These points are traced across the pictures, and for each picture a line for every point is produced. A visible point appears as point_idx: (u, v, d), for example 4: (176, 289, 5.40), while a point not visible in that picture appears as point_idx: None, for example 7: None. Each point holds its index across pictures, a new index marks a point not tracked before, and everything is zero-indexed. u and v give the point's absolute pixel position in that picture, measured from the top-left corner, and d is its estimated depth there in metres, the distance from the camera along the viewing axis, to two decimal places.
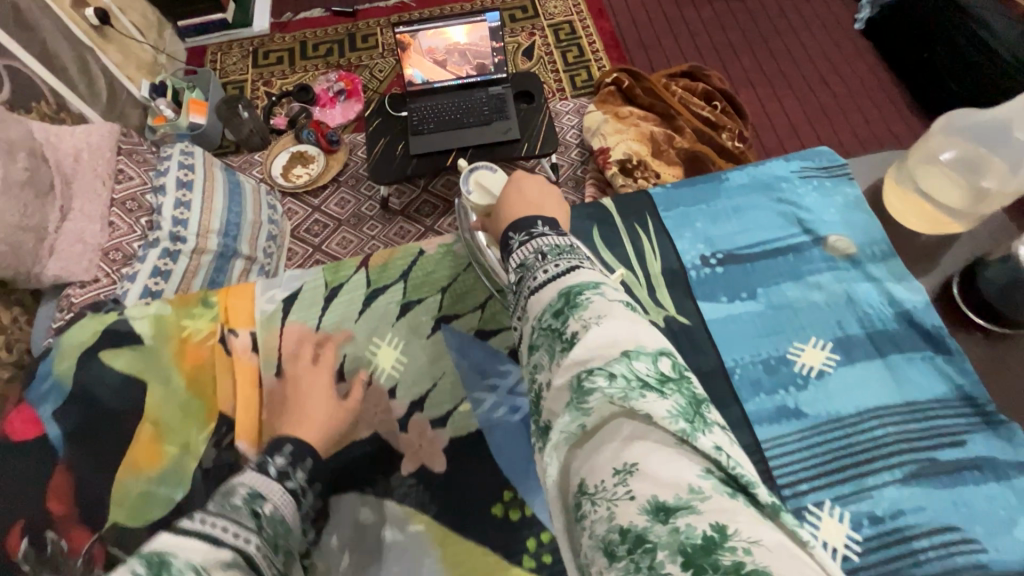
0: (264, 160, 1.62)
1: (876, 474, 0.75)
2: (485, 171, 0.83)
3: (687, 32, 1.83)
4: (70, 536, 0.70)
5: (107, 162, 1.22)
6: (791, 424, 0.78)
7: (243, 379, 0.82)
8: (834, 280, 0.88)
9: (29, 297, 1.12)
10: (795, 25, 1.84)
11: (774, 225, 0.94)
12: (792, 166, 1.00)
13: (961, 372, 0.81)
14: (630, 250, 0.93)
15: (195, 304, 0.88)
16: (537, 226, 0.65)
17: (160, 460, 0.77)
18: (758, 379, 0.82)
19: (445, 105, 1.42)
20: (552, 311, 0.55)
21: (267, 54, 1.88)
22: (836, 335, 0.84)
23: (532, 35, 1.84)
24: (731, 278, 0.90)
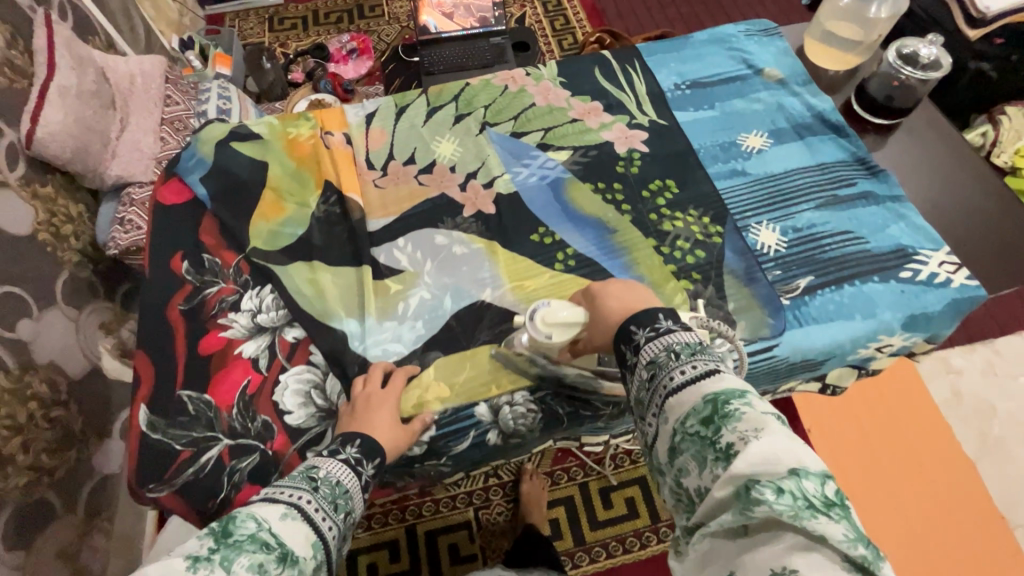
0: (285, 108, 1.79)
1: (797, 204, 1.00)
2: (542, 308, 0.82)
3: (658, 4, 2.09)
4: (223, 257, 0.95)
5: (157, 87, 1.39)
6: (738, 179, 1.04)
7: (343, 159, 1.06)
8: (770, 95, 1.13)
9: (91, 198, 1.27)
10: (751, 0, 2.12)
11: (727, 64, 1.18)
12: (740, 28, 1.23)
13: (857, 145, 1.07)
14: (623, 81, 1.16)
15: (297, 117, 1.11)
16: (661, 320, 0.70)
17: (282, 212, 1.00)
18: (715, 154, 1.07)
19: (452, 53, 1.61)
20: (699, 417, 0.59)
21: (281, 20, 2.06)
22: (771, 128, 1.10)
23: (523, 7, 2.07)
24: (697, 97, 1.14)
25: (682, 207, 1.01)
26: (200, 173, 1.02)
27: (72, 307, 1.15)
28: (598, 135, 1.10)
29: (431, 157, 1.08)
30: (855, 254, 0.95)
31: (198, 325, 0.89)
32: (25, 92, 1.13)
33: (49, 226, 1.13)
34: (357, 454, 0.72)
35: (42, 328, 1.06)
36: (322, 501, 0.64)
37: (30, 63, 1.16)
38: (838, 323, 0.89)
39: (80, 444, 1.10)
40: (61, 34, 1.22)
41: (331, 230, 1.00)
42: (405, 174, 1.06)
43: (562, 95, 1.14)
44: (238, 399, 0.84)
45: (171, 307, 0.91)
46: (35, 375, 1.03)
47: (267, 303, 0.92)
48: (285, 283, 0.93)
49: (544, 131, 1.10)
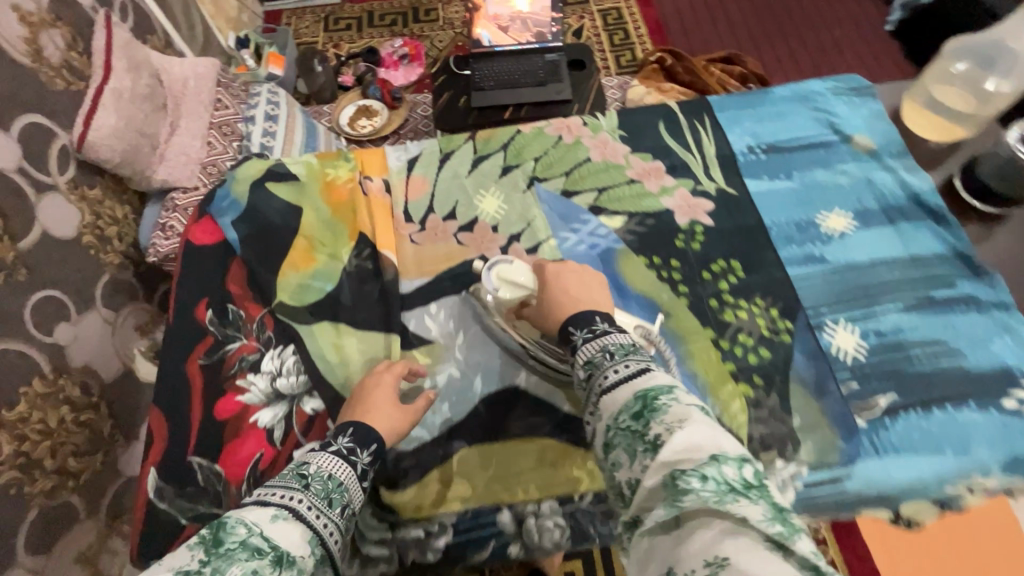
0: (332, 112, 1.78)
1: (882, 303, 0.91)
2: (503, 264, 0.90)
3: (726, 22, 1.97)
4: (247, 308, 0.93)
5: (208, 91, 1.38)
6: (816, 266, 0.95)
7: (379, 210, 1.02)
8: (857, 168, 1.03)
9: (137, 199, 1.28)
10: (829, 22, 1.97)
11: (810, 127, 1.08)
12: (827, 84, 1.13)
13: (957, 236, 0.96)
14: (689, 139, 1.08)
15: (337, 158, 1.08)
16: (596, 321, 0.72)
17: (313, 263, 0.98)
18: (790, 234, 0.98)
19: (504, 68, 1.56)
20: (630, 412, 0.60)
21: (337, 20, 2.05)
22: (857, 207, 1.00)
23: (581, 18, 1.99)
24: (773, 164, 1.05)
25: (748, 293, 0.93)
26: (230, 216, 1.01)
27: (110, 309, 1.16)
28: (658, 201, 1.02)
29: (473, 214, 1.02)
30: (946, 370, 0.85)
31: (216, 383, 0.87)
32: (81, 94, 1.14)
33: (94, 228, 1.15)
34: (349, 444, 0.72)
35: (80, 331, 1.08)
36: (315, 498, 0.63)
37: (88, 65, 1.18)
38: (922, 456, 0.80)
39: (108, 446, 1.11)
40: (120, 37, 1.23)
41: (362, 288, 0.96)
42: (443, 231, 1.01)
43: (620, 150, 1.07)
44: (248, 474, 0.81)
45: (191, 361, 0.88)
46: (69, 378, 1.04)
47: (289, 366, 0.89)
48: (309, 345, 0.90)
49: (598, 192, 1.03)
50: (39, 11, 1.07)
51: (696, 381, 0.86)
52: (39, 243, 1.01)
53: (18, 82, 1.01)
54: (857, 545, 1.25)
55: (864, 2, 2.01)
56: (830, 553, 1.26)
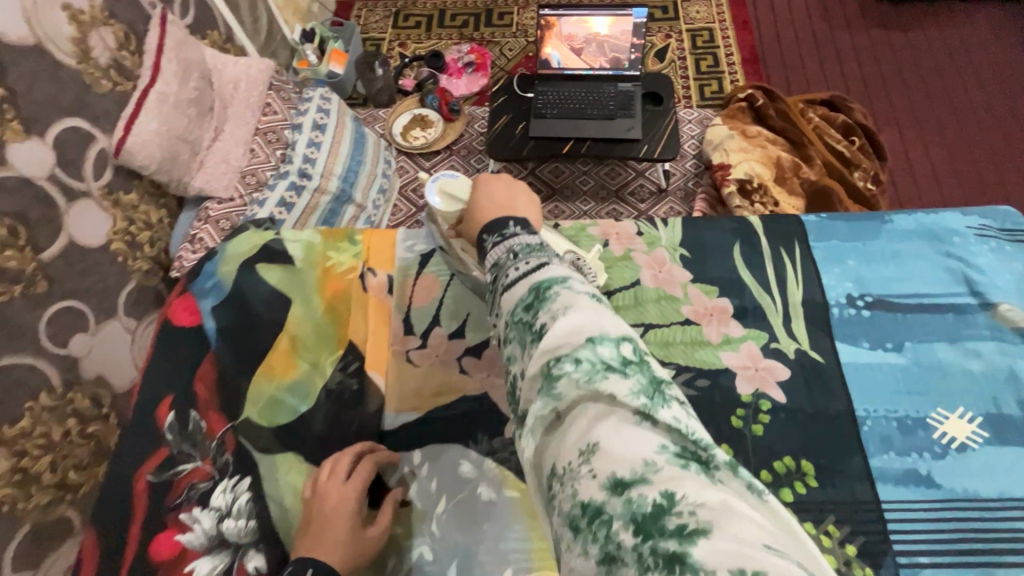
0: (387, 117, 1.70)
1: (1011, 572, 0.64)
2: (448, 178, 0.80)
3: (835, 58, 1.73)
4: (209, 419, 0.73)
5: (259, 95, 1.33)
6: (920, 492, 0.68)
7: (375, 315, 0.85)
8: (998, 351, 0.76)
9: (175, 203, 1.25)
10: (962, 69, 1.68)
11: (937, 280, 0.83)
12: (971, 220, 0.87)
13: None
14: (771, 273, 0.85)
15: (342, 239, 0.90)
16: (509, 225, 0.63)
17: (292, 372, 0.79)
18: (888, 436, 0.72)
19: (571, 94, 1.42)
20: (523, 305, 0.52)
21: (407, 17, 1.96)
22: (991, 411, 0.72)
23: (668, 38, 1.79)
24: (878, 325, 0.80)
25: (817, 514, 0.68)
26: (213, 300, 0.82)
27: (131, 318, 1.14)
28: (716, 355, 0.80)
29: (485, 335, 0.83)
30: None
31: (153, 515, 0.66)
32: (128, 95, 1.11)
33: (125, 234, 1.12)
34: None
35: (96, 341, 1.06)
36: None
37: (138, 65, 1.14)
38: None
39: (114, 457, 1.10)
40: (174, 36, 1.18)
41: (340, 416, 0.78)
42: (449, 351, 0.83)
43: (678, 277, 0.86)
44: None
45: (137, 477, 0.68)
46: (79, 390, 1.02)
47: (240, 506, 0.68)
48: (266, 485, 0.71)
49: (645, 327, 0.82)
50: (92, 9, 1.03)
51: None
52: (63, 253, 0.99)
53: (62, 86, 0.98)
54: None
55: (1011, 47, 1.70)
56: None
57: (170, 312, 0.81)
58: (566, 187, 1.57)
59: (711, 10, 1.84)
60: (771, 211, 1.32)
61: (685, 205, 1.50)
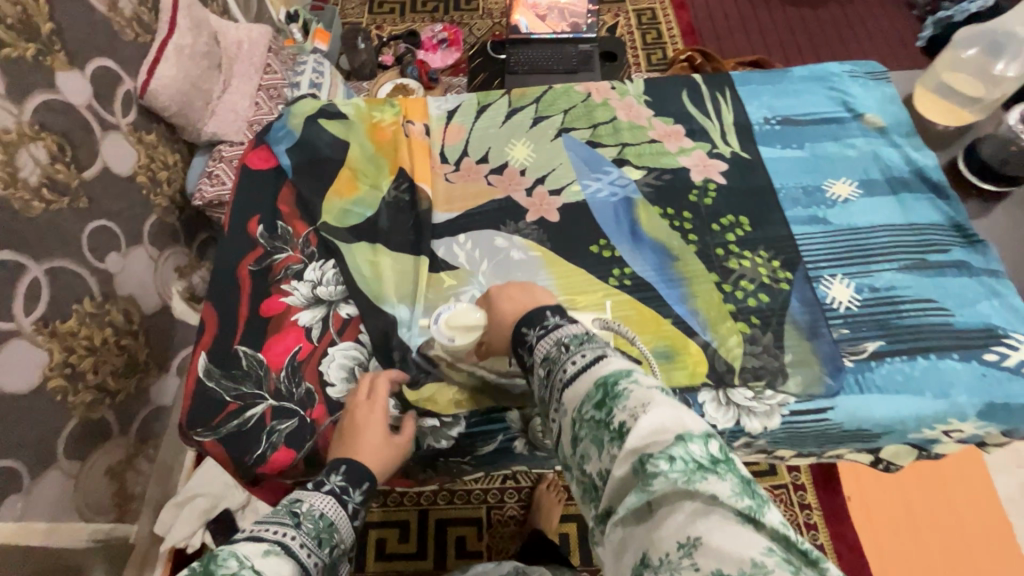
0: (371, 88, 1.86)
1: (879, 263, 0.96)
2: (446, 312, 0.91)
3: (758, 29, 2.02)
4: (293, 226, 1.00)
5: (260, 55, 1.47)
6: (818, 227, 1.00)
7: (417, 148, 1.10)
8: (866, 143, 1.08)
9: (186, 149, 1.37)
10: (859, 35, 2.01)
11: (825, 105, 1.14)
12: (845, 67, 1.18)
13: (955, 208, 1.00)
14: (710, 108, 1.14)
15: (383, 102, 1.15)
16: (548, 317, 0.75)
17: (355, 191, 1.05)
18: (797, 198, 1.04)
19: (539, 55, 1.62)
20: (593, 402, 0.62)
21: (382, 4, 2.14)
22: (862, 178, 1.05)
23: (617, 16, 2.05)
24: (786, 135, 1.11)
25: (752, 245, 0.99)
26: (286, 144, 1.07)
27: (155, 248, 1.25)
28: (676, 159, 1.08)
29: (505, 159, 1.10)
30: (933, 323, 0.90)
31: (262, 286, 0.94)
32: (147, 46, 1.24)
33: (147, 170, 1.23)
34: (342, 482, 0.71)
35: (127, 263, 1.16)
36: (306, 536, 0.63)
37: (155, 20, 1.27)
38: (903, 395, 0.85)
39: (141, 373, 1.19)
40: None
41: (399, 215, 1.03)
42: (477, 172, 1.09)
43: (644, 113, 1.14)
44: (287, 363, 0.89)
45: (241, 267, 0.96)
46: (114, 304, 1.12)
47: (328, 276, 0.96)
48: (348, 261, 0.98)
49: (622, 147, 1.10)
50: None
51: (698, 317, 0.93)
52: (98, 177, 1.10)
53: (95, 29, 1.10)
54: (848, 534, 1.24)
55: (896, 17, 2.04)
56: (820, 538, 1.24)
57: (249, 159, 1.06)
58: None
59: None
60: None
61: None
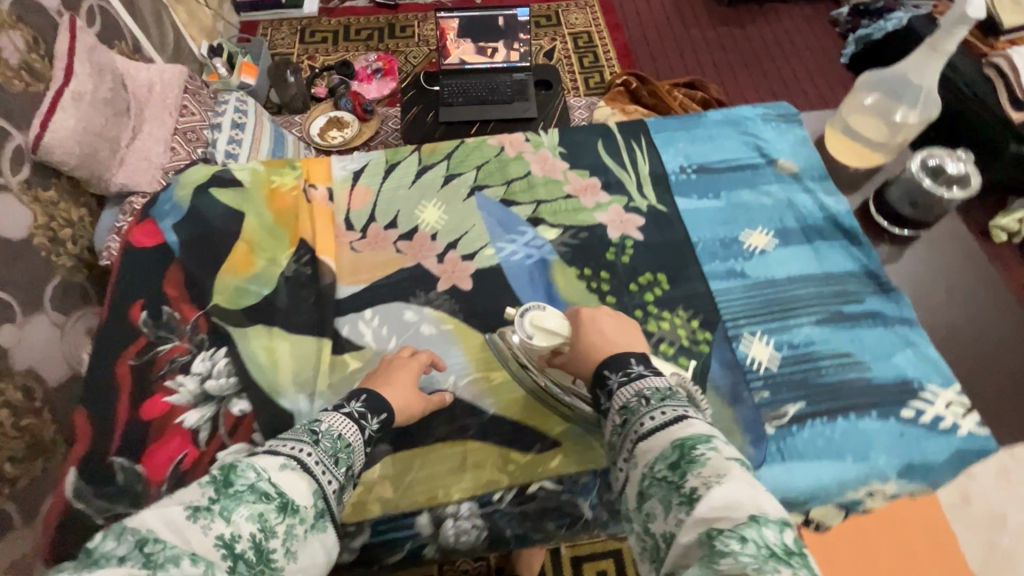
0: (303, 122, 1.81)
1: (797, 318, 0.96)
2: (536, 311, 0.88)
3: (691, 49, 2.06)
4: (181, 310, 0.96)
5: (174, 97, 1.39)
6: (737, 282, 1.00)
7: (321, 216, 1.07)
8: (780, 189, 1.10)
9: (94, 202, 1.27)
10: (788, 52, 2.07)
11: (738, 150, 1.15)
12: (758, 109, 1.20)
13: (869, 256, 1.02)
14: (625, 159, 1.14)
15: (284, 165, 1.12)
16: (631, 364, 0.75)
17: (252, 267, 1.01)
18: (715, 251, 1.04)
19: (472, 84, 1.60)
20: (666, 463, 0.62)
21: (313, 33, 2.08)
22: (778, 226, 1.06)
23: (553, 40, 2.05)
24: (701, 184, 1.11)
25: (671, 305, 0.98)
26: (171, 219, 1.03)
27: (60, 313, 1.15)
28: (592, 216, 1.08)
29: (414, 223, 1.08)
30: (851, 380, 0.91)
31: (143, 384, 0.88)
32: (40, 96, 1.14)
33: (46, 230, 1.14)
34: (361, 408, 0.78)
35: (25, 334, 1.06)
36: (323, 453, 0.69)
37: (49, 68, 1.17)
38: (825, 459, 0.85)
39: (49, 452, 1.08)
40: (84, 40, 1.23)
41: (298, 293, 0.99)
42: (385, 239, 1.06)
43: (559, 166, 1.14)
44: (170, 474, 0.82)
45: (121, 363, 0.90)
46: (10, 382, 1.01)
47: (219, 368, 0.91)
48: (241, 349, 0.93)
49: (536, 204, 1.09)
50: None
51: None
52: None
53: None
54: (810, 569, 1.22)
55: (822, 36, 2.12)
56: None
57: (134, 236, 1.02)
58: None
59: (587, 16, 2.12)
60: None
61: None
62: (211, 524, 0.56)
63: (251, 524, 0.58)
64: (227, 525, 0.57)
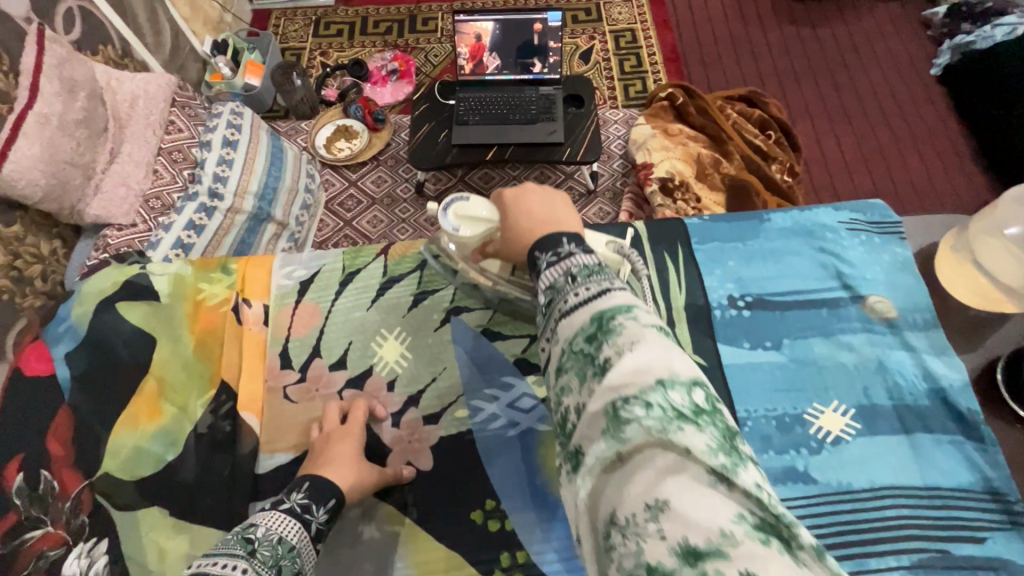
0: (310, 130, 1.66)
1: (880, 556, 0.70)
2: (460, 199, 0.76)
3: (750, 55, 1.79)
4: (63, 479, 0.71)
5: (160, 112, 1.25)
6: (799, 488, 0.75)
7: (249, 348, 0.87)
8: (867, 342, 0.84)
9: (70, 232, 1.18)
10: (867, 60, 1.77)
11: (811, 275, 0.91)
12: (840, 215, 0.96)
13: (984, 462, 0.76)
14: (655, 281, 0.90)
15: (214, 269, 0.94)
16: (562, 243, 0.56)
17: (159, 417, 0.80)
18: (768, 434, 0.78)
19: (492, 99, 1.41)
20: (584, 334, 0.47)
21: (328, 25, 1.90)
22: (861, 403, 0.80)
23: (592, 39, 1.81)
24: (755, 324, 0.87)
25: None
26: (69, 343, 0.81)
27: None
28: None
29: (366, 365, 0.86)
30: None
31: None
32: (3, 118, 1.01)
33: (11, 269, 1.03)
34: (303, 501, 0.68)
35: None
36: (261, 566, 0.59)
37: (14, 84, 1.03)
38: None
39: None
40: (55, 53, 1.09)
41: (209, 462, 0.79)
42: (328, 382, 0.85)
43: None
44: None
45: None
46: None
47: (99, 571, 0.68)
48: (126, 543, 0.72)
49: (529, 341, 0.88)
50: None
51: None
52: None
53: None
54: None
55: (910, 42, 1.80)
56: None
57: (21, 361, 0.78)
58: None
59: (632, 10, 1.86)
60: (692, 208, 1.36)
61: (613, 205, 1.53)
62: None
63: None
64: None
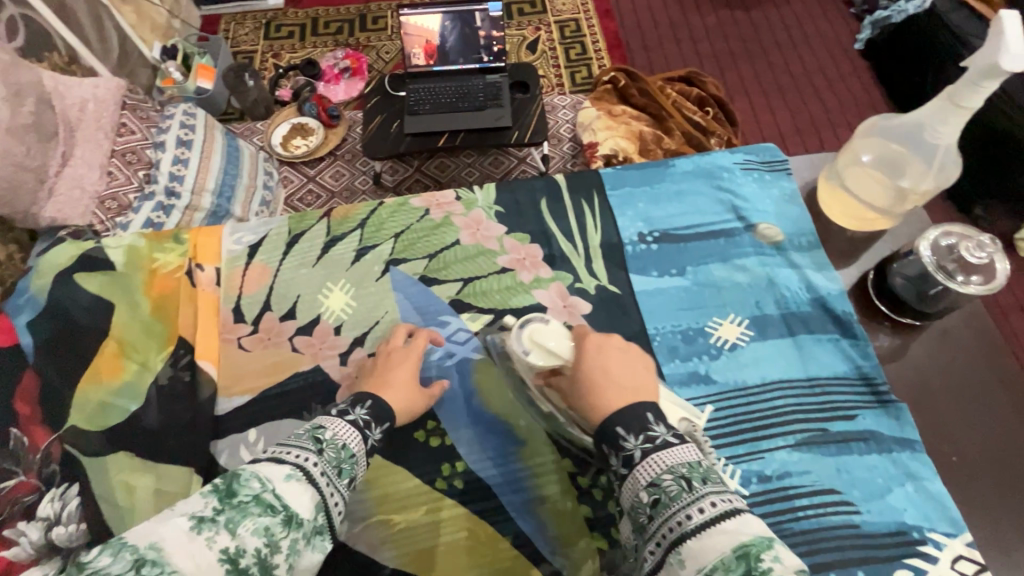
0: (266, 129, 1.69)
1: (770, 439, 0.79)
2: (539, 324, 0.77)
3: (688, 37, 1.88)
4: (32, 435, 0.75)
5: (111, 115, 1.27)
6: (699, 389, 0.83)
7: (204, 308, 0.91)
8: (758, 264, 0.93)
9: (26, 237, 1.18)
10: (797, 39, 1.89)
11: (711, 211, 0.99)
12: (736, 158, 1.04)
13: (862, 354, 0.85)
14: (573, 223, 0.98)
15: (168, 239, 0.97)
16: (652, 424, 0.60)
17: (120, 374, 0.85)
18: (675, 346, 0.87)
19: (443, 90, 1.46)
20: (728, 570, 0.47)
21: (279, 27, 1.93)
22: (754, 314, 0.89)
23: (538, 30, 1.88)
24: (664, 255, 0.95)
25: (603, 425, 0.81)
26: (28, 315, 0.86)
27: None
28: (530, 295, 0.92)
29: (316, 312, 0.91)
30: (835, 531, 0.72)
31: None
32: None
33: None
34: (365, 417, 0.69)
35: None
36: (328, 465, 0.60)
37: None
38: None
39: None
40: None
41: (171, 410, 0.83)
42: (279, 333, 0.90)
43: (494, 232, 0.98)
44: None
45: None
46: None
47: (70, 512, 0.73)
48: (97, 487, 0.76)
49: (462, 283, 0.93)
50: None
51: (546, 533, 0.77)
52: None
53: None
54: None
55: (835, 20, 1.92)
56: None
57: None
58: (454, 181, 1.63)
59: (575, 2, 1.94)
60: None
61: None
62: (216, 537, 0.47)
63: (256, 538, 0.49)
64: (232, 538, 0.48)
